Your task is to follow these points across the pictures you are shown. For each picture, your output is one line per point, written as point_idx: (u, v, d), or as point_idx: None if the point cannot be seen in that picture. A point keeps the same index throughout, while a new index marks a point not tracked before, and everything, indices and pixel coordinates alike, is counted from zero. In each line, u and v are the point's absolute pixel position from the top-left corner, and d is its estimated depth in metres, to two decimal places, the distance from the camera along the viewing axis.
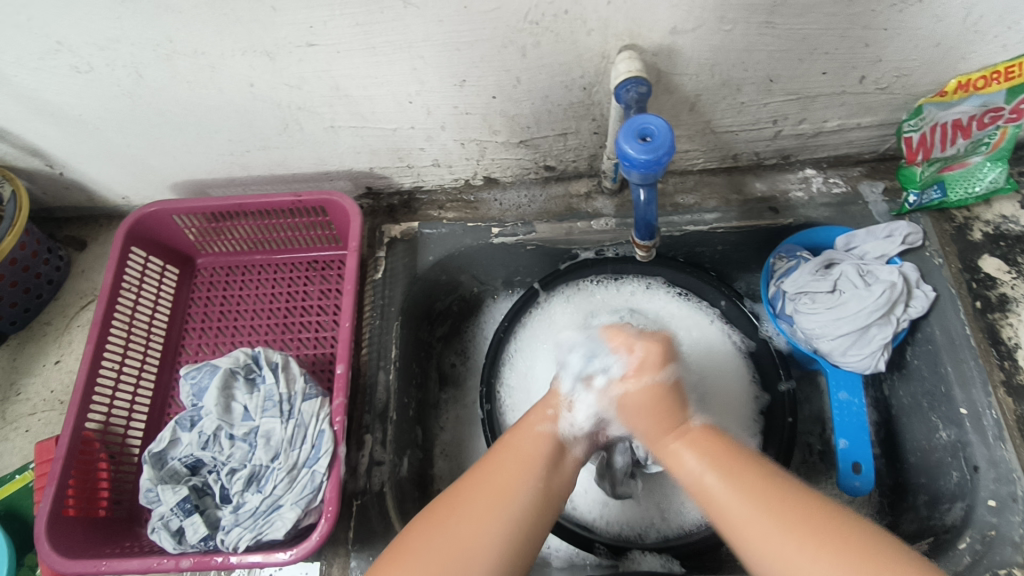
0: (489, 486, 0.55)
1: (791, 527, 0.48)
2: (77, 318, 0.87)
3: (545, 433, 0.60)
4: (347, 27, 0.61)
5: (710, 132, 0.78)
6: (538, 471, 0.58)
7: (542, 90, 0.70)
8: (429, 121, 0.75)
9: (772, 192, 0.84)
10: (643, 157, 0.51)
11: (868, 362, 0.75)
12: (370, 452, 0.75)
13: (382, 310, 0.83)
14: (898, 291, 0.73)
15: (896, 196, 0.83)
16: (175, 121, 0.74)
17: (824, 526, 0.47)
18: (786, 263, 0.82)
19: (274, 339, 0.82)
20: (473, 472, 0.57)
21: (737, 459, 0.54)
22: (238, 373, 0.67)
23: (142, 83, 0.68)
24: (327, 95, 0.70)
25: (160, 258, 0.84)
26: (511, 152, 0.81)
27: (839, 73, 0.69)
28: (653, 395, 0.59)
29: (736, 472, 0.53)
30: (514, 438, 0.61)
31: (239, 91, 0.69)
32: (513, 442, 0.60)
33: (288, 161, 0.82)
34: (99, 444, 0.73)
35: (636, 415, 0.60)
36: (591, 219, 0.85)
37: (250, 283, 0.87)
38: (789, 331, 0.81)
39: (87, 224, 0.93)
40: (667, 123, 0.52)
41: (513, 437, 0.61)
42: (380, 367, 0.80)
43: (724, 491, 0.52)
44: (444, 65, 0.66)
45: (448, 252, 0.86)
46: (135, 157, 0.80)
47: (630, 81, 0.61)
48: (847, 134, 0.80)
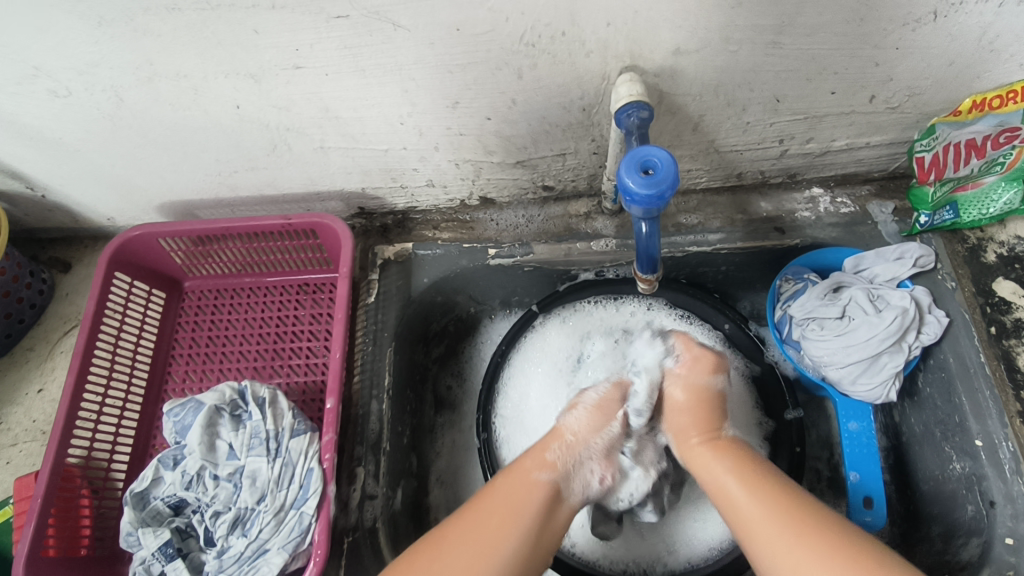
0: (472, 537, 0.55)
1: (797, 532, 0.52)
2: (61, 343, 0.84)
3: (539, 481, 0.61)
4: (334, 50, 0.58)
5: (713, 151, 0.75)
6: (521, 526, 0.57)
7: (539, 111, 0.67)
8: (422, 142, 0.72)
9: (778, 212, 0.81)
10: (644, 190, 0.48)
11: (879, 392, 0.72)
12: (362, 486, 0.72)
13: (375, 336, 0.80)
14: (909, 317, 0.70)
15: (907, 216, 0.80)
16: (158, 143, 0.71)
17: (823, 535, 0.51)
18: (793, 285, 0.79)
19: (263, 366, 0.79)
20: (468, 511, 0.58)
21: (761, 475, 0.59)
22: (223, 410, 0.64)
23: (122, 106, 0.65)
24: (316, 117, 0.68)
25: (145, 282, 0.82)
26: (507, 172, 0.78)
27: (848, 93, 0.66)
28: (699, 405, 0.66)
29: (753, 484, 0.58)
30: (509, 481, 0.60)
31: (224, 113, 0.67)
32: (502, 490, 0.59)
33: (277, 182, 0.79)
34: (80, 480, 0.70)
35: (680, 412, 0.67)
36: (591, 239, 0.83)
37: (239, 307, 0.84)
38: (796, 358, 0.78)
39: (72, 245, 0.90)
40: (671, 156, 0.49)
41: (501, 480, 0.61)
42: (373, 396, 0.77)
43: (742, 500, 0.57)
44: (437, 86, 0.63)
45: (443, 274, 0.84)
46: (118, 179, 0.78)
47: (631, 107, 0.58)
48: (856, 153, 0.77)
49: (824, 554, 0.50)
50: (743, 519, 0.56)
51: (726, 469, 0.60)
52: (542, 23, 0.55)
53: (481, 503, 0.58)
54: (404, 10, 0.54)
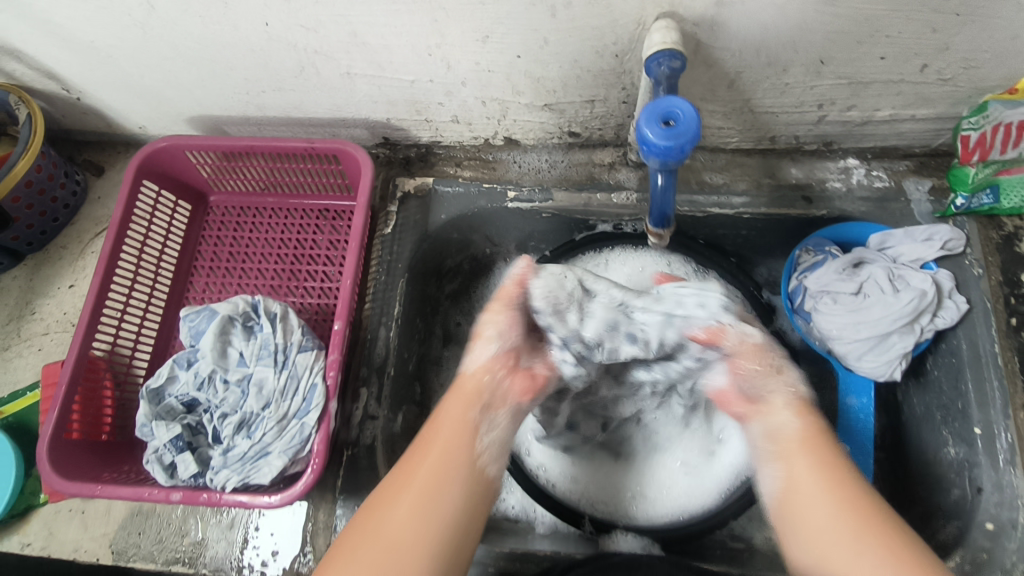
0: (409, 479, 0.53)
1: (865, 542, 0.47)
2: (91, 245, 0.88)
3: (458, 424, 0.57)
4: None
5: (748, 110, 0.73)
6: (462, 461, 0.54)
7: (571, 53, 0.65)
8: (450, 76, 0.71)
9: (808, 180, 0.79)
10: (662, 142, 0.47)
11: (883, 371, 0.71)
12: (364, 405, 0.77)
13: (389, 267, 0.82)
14: (927, 300, 0.70)
15: (943, 196, 0.77)
16: (187, 55, 0.71)
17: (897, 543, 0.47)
18: (813, 257, 0.77)
19: (279, 285, 0.82)
20: (413, 459, 0.55)
21: (843, 467, 0.52)
22: (236, 320, 0.67)
23: (153, 14, 0.65)
24: (345, 41, 0.67)
25: (172, 193, 0.84)
26: (534, 114, 0.77)
27: (899, 60, 0.63)
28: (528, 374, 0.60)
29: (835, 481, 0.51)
30: (435, 425, 0.57)
31: (252, 29, 0.66)
32: (445, 415, 0.57)
33: (304, 105, 0.79)
34: (104, 370, 0.75)
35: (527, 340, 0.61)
36: (612, 191, 0.82)
37: (261, 225, 0.86)
38: (804, 329, 0.77)
39: (105, 149, 0.92)
40: (696, 113, 0.47)
41: (441, 414, 0.57)
42: (381, 324, 0.80)
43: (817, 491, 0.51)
44: (468, 18, 0.62)
45: (461, 212, 0.84)
46: (148, 87, 0.78)
47: (663, 55, 0.55)
48: (899, 125, 0.73)
49: (892, 555, 0.46)
50: (793, 483, 0.52)
51: (813, 465, 0.52)
52: None
53: (426, 451, 0.55)
54: None
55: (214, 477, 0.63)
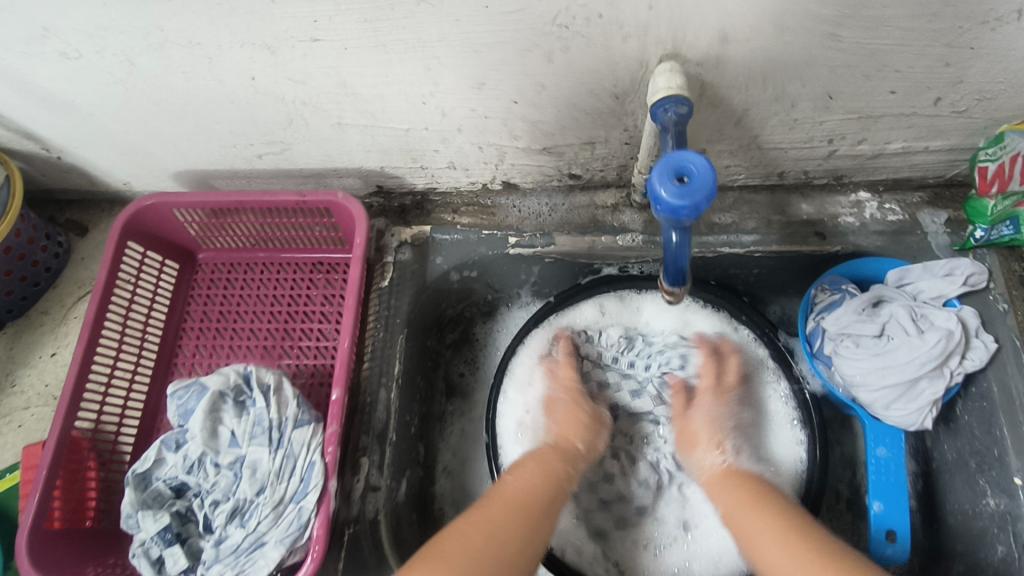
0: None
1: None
2: (74, 309, 0.84)
3: (506, 512, 0.61)
4: (353, 23, 0.54)
5: (755, 147, 0.70)
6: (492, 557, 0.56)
7: (569, 97, 0.63)
8: (444, 123, 0.68)
9: (819, 215, 0.77)
10: (675, 200, 0.44)
11: (912, 419, 0.67)
12: (365, 477, 0.71)
13: (387, 322, 0.78)
14: (955, 341, 0.66)
15: (960, 228, 0.74)
16: (170, 110, 0.68)
17: None
18: (829, 295, 0.74)
19: (273, 346, 0.78)
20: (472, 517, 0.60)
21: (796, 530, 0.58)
22: (227, 395, 0.63)
23: (133, 72, 0.62)
24: (334, 92, 0.64)
25: (158, 252, 0.80)
26: (532, 158, 0.74)
27: (911, 93, 0.60)
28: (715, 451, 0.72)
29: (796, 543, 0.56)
30: (486, 506, 0.62)
31: (237, 83, 0.63)
32: (478, 515, 0.60)
33: (294, 156, 0.76)
34: (88, 449, 0.71)
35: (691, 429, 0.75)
36: (617, 233, 0.79)
37: (252, 283, 0.83)
38: (825, 374, 0.74)
39: (89, 208, 0.89)
40: (711, 168, 0.44)
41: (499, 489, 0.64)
42: (381, 384, 0.76)
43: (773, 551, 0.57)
44: (462, 66, 0.59)
45: (460, 261, 0.81)
46: (131, 144, 0.75)
47: (669, 100, 0.53)
48: (912, 157, 0.71)
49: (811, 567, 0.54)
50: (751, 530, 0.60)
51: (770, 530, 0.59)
52: (578, 3, 0.51)
53: (449, 547, 0.56)
54: None
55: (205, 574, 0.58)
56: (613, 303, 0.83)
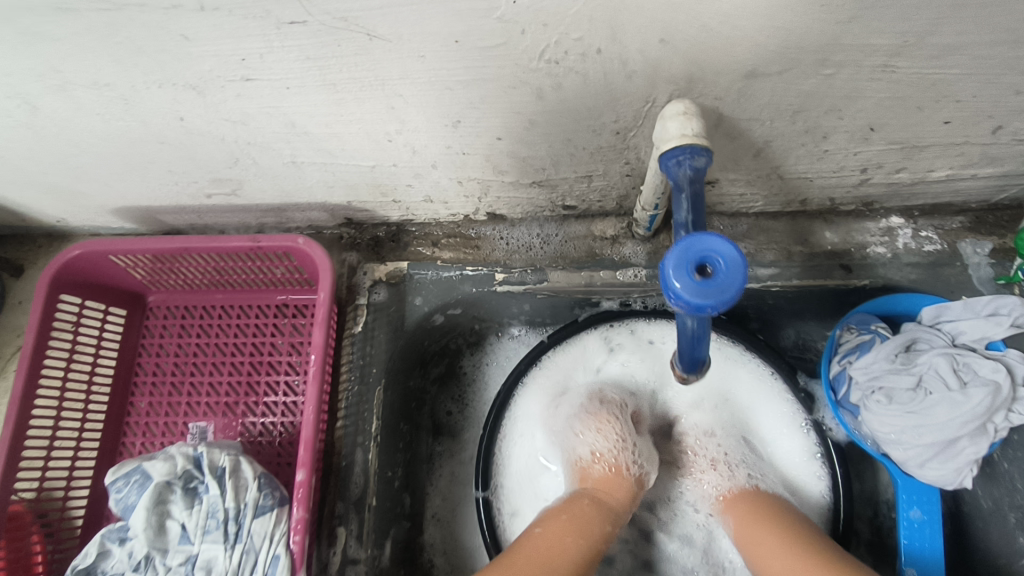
0: None
1: None
2: (12, 362, 0.75)
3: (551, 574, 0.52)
4: (294, 61, 0.44)
5: (777, 178, 0.61)
6: None
7: (563, 133, 0.53)
8: (416, 160, 0.58)
9: (846, 246, 0.68)
10: (694, 298, 0.35)
11: (951, 479, 0.60)
12: (343, 548, 0.65)
13: (362, 373, 0.70)
14: (1001, 396, 0.59)
15: (1007, 259, 0.66)
16: (94, 151, 0.58)
17: None
18: (856, 336, 0.66)
19: (235, 403, 0.70)
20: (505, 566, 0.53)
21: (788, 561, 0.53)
22: (175, 484, 0.55)
23: (39, 114, 0.52)
24: (283, 132, 0.54)
25: (100, 300, 0.71)
26: (521, 191, 0.64)
27: (967, 123, 0.51)
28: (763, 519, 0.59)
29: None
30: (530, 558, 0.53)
31: (165, 124, 0.53)
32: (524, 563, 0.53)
33: (247, 192, 0.66)
34: (30, 515, 0.64)
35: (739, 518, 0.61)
36: (617, 268, 0.70)
37: (210, 329, 0.74)
38: (852, 424, 0.66)
39: (23, 244, 0.79)
40: (742, 260, 0.36)
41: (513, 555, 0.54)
42: (357, 445, 0.68)
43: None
44: (432, 105, 0.49)
45: (442, 301, 0.72)
46: (57, 183, 0.65)
47: (682, 151, 0.43)
48: (956, 184, 0.62)
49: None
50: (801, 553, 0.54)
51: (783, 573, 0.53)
52: (571, 37, 0.41)
53: None
54: (381, 16, 0.39)
55: None
56: (623, 336, 0.74)
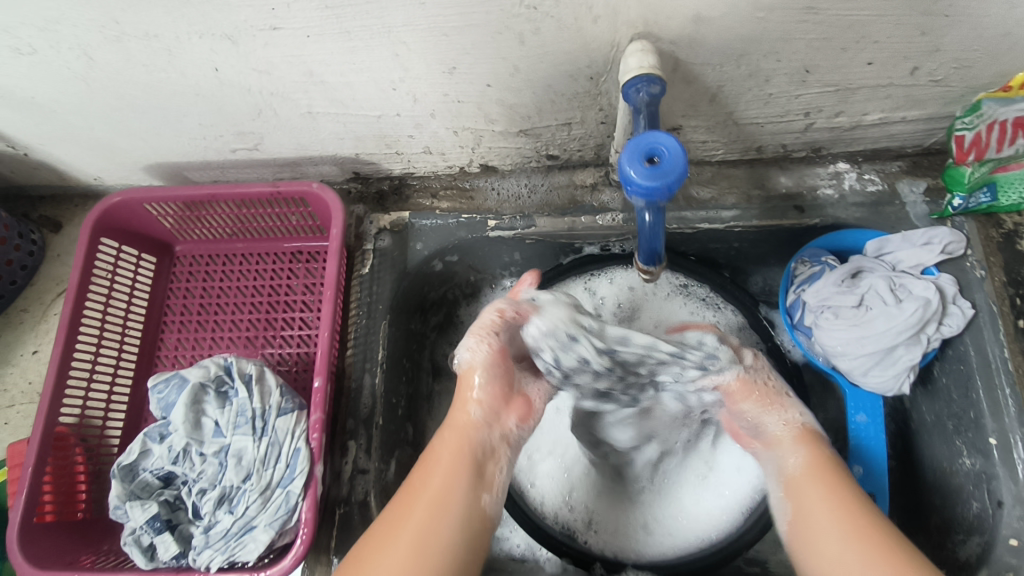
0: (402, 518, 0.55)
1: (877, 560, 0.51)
2: (54, 306, 0.83)
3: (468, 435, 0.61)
4: (316, 10, 0.53)
5: (732, 123, 0.69)
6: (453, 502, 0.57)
7: (543, 78, 0.62)
8: (417, 108, 0.67)
9: (799, 189, 0.76)
10: (646, 182, 0.44)
11: (891, 384, 0.69)
12: (354, 459, 0.73)
13: (369, 309, 0.78)
14: (931, 309, 0.67)
15: (939, 197, 0.74)
16: (136, 104, 0.67)
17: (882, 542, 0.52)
18: (809, 268, 0.75)
19: (255, 337, 0.78)
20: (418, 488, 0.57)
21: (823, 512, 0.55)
22: (209, 386, 0.64)
23: (93, 66, 0.61)
24: (302, 81, 0.63)
25: (134, 247, 0.79)
26: (509, 141, 0.73)
27: (887, 64, 0.60)
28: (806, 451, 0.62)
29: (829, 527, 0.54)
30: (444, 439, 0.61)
31: (202, 74, 0.62)
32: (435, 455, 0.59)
33: (266, 146, 0.75)
34: (74, 438, 0.71)
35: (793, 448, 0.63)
36: (597, 213, 0.78)
37: (232, 274, 0.82)
38: (806, 344, 0.75)
39: (61, 204, 0.87)
40: (682, 150, 0.44)
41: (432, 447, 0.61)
42: (366, 370, 0.76)
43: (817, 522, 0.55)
44: (431, 51, 0.58)
45: (441, 246, 0.80)
46: (100, 139, 0.74)
47: (641, 80, 0.52)
48: (890, 128, 0.70)
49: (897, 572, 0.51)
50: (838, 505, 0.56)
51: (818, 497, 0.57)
52: None
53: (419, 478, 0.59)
54: None
55: (196, 557, 0.59)
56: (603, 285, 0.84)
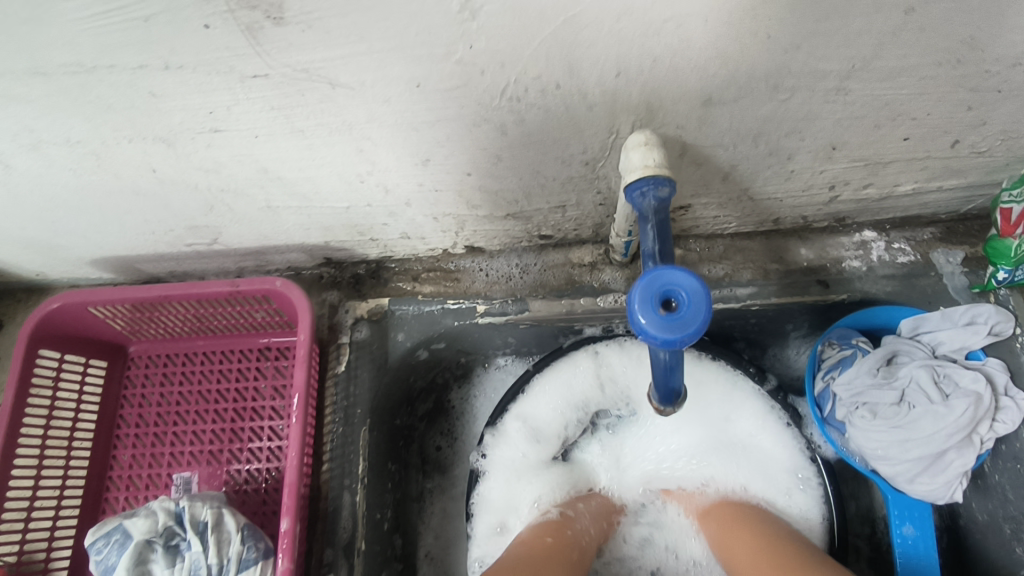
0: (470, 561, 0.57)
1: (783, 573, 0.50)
2: None
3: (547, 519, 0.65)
4: (260, 111, 0.45)
5: (747, 199, 0.61)
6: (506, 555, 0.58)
7: (531, 166, 0.54)
8: (390, 199, 0.59)
9: (822, 261, 0.68)
10: (661, 333, 0.35)
11: (941, 494, 0.60)
12: None
13: (346, 414, 0.69)
14: (983, 408, 0.59)
15: (979, 267, 0.67)
16: (69, 206, 0.59)
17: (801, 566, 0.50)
18: (838, 352, 0.66)
19: (219, 451, 0.69)
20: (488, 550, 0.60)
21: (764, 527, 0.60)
22: (155, 542, 0.55)
23: (12, 172, 0.52)
24: (256, 178, 0.54)
25: (81, 352, 0.70)
26: (497, 224, 0.65)
27: (926, 138, 0.52)
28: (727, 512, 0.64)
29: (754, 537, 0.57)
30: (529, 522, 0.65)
31: (138, 176, 0.53)
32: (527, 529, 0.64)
33: (225, 238, 0.67)
34: None
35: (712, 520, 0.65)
36: (598, 294, 0.70)
37: (193, 376, 0.73)
38: (840, 440, 0.66)
39: (3, 300, 0.78)
40: (705, 291, 0.36)
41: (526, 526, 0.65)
42: (344, 488, 0.67)
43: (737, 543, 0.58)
44: (401, 144, 0.50)
45: (426, 336, 0.71)
46: (34, 239, 0.65)
47: (645, 183, 0.45)
48: (922, 197, 0.63)
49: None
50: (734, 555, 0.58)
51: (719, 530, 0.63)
52: (529, 75, 0.42)
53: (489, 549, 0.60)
54: (343, 65, 0.40)
55: None
56: (613, 355, 0.73)
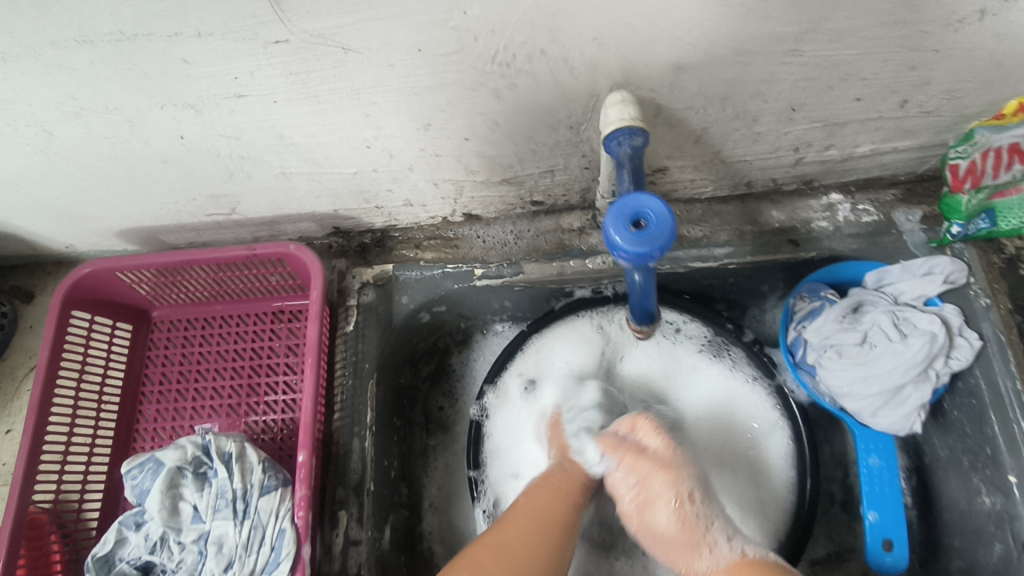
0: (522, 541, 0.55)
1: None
2: (26, 381, 0.80)
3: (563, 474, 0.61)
4: (279, 76, 0.51)
5: (720, 161, 0.67)
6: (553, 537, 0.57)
7: (522, 130, 0.60)
8: (394, 164, 0.65)
9: (792, 222, 0.74)
10: (634, 247, 0.41)
11: (902, 424, 0.66)
12: (345, 531, 0.69)
13: (355, 368, 0.75)
14: (938, 344, 0.64)
15: (936, 224, 0.72)
16: (101, 175, 0.64)
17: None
18: (808, 303, 0.72)
19: (237, 404, 0.74)
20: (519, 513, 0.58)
21: None
22: (186, 469, 0.61)
23: (54, 140, 0.58)
24: (273, 144, 0.60)
25: (108, 316, 0.76)
26: (492, 189, 0.71)
27: (876, 99, 0.58)
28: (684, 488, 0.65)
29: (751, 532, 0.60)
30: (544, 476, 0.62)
31: (167, 143, 0.59)
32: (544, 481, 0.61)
33: (242, 207, 0.72)
34: (48, 522, 0.67)
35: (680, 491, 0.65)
36: (586, 256, 0.76)
37: (212, 338, 0.79)
38: (811, 383, 0.72)
39: (33, 273, 0.84)
40: (668, 214, 0.41)
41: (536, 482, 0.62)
42: (354, 435, 0.73)
43: None
44: (404, 109, 0.56)
45: (427, 297, 0.77)
46: (67, 209, 0.71)
47: (622, 133, 0.50)
48: (881, 158, 0.69)
49: None
50: None
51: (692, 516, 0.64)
52: (517, 40, 0.48)
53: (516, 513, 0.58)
54: (354, 32, 0.46)
55: None
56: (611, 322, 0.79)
